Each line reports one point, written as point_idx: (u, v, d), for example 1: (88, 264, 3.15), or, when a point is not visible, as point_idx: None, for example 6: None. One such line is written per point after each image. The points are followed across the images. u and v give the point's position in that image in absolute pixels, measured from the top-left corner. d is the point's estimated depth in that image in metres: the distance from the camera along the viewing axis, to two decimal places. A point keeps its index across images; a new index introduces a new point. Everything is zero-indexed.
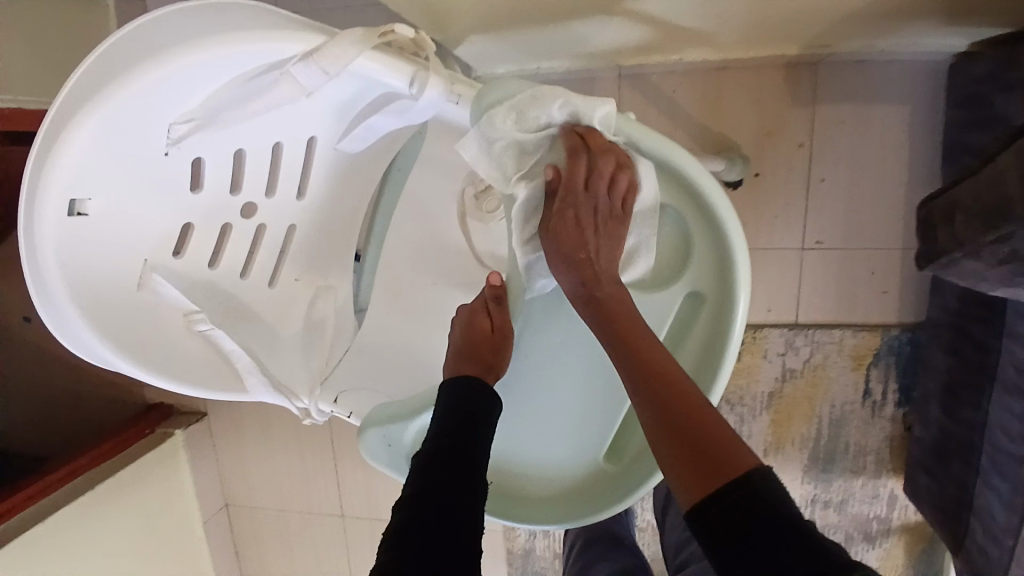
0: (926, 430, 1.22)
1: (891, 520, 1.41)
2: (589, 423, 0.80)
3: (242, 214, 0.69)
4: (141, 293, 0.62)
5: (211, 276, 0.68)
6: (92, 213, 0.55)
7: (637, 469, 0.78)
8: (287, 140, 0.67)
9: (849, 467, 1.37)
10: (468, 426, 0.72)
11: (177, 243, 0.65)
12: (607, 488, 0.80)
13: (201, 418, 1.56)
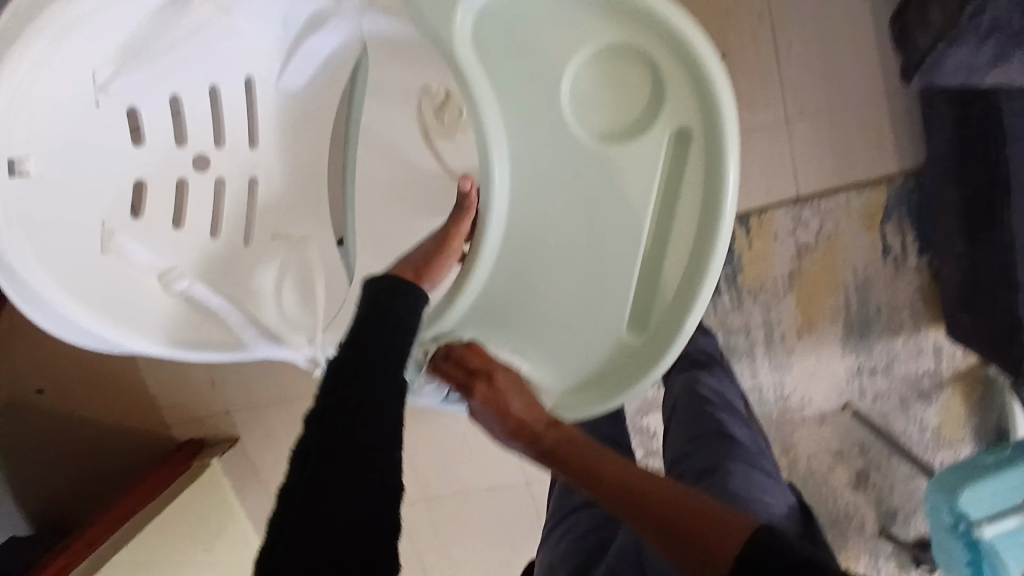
0: (954, 267, 1.17)
1: (941, 372, 1.37)
2: (602, 297, 0.75)
3: (195, 166, 0.78)
4: (106, 254, 0.72)
5: (180, 235, 0.78)
6: (32, 172, 0.64)
7: (666, 330, 0.74)
8: (221, 82, 0.78)
9: (886, 329, 1.34)
10: (368, 354, 0.71)
11: (133, 205, 0.75)
12: (640, 361, 0.76)
13: (234, 442, 1.53)
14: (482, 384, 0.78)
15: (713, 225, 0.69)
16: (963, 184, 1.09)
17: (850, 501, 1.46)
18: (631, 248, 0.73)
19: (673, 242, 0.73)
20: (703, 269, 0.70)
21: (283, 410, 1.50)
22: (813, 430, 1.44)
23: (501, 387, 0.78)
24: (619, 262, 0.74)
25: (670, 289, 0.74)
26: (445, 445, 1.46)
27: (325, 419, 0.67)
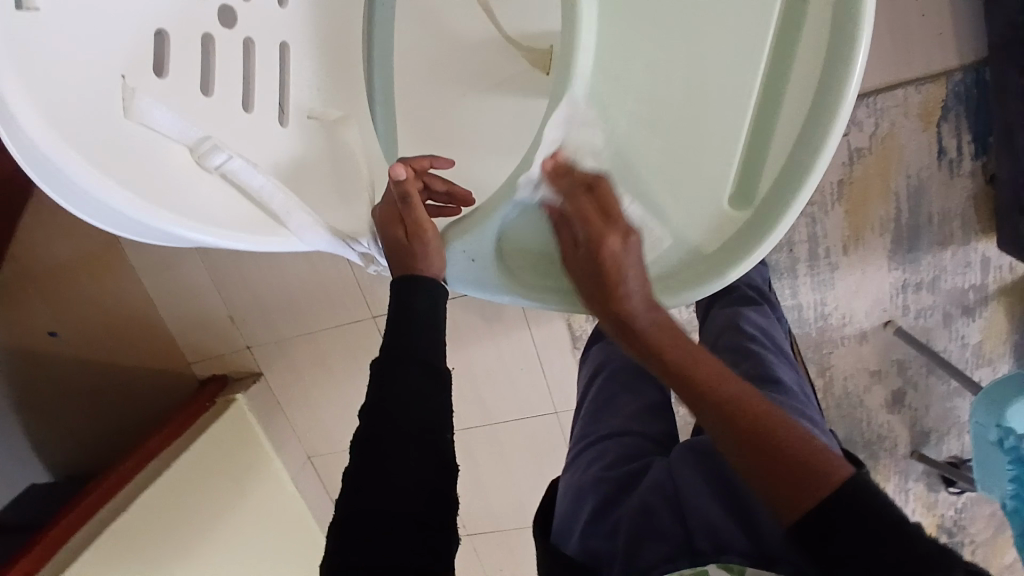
0: (1014, 166, 1.06)
1: (987, 287, 1.26)
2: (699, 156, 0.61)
3: (222, 21, 0.67)
4: (129, 122, 0.57)
5: (209, 101, 0.65)
6: (39, 10, 0.51)
7: (781, 193, 0.59)
8: None
9: (935, 239, 1.23)
10: (416, 325, 0.69)
11: (156, 61, 0.62)
12: (747, 236, 0.61)
13: (258, 377, 1.51)
14: (616, 236, 0.63)
15: (844, 51, 0.55)
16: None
17: (884, 420, 1.43)
18: (745, 86, 0.59)
19: (797, 79, 0.58)
20: (830, 112, 0.56)
21: (305, 340, 1.45)
22: (853, 348, 1.38)
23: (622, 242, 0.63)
24: (727, 106, 0.59)
25: (786, 143, 0.60)
26: (475, 372, 1.42)
27: (385, 397, 0.66)
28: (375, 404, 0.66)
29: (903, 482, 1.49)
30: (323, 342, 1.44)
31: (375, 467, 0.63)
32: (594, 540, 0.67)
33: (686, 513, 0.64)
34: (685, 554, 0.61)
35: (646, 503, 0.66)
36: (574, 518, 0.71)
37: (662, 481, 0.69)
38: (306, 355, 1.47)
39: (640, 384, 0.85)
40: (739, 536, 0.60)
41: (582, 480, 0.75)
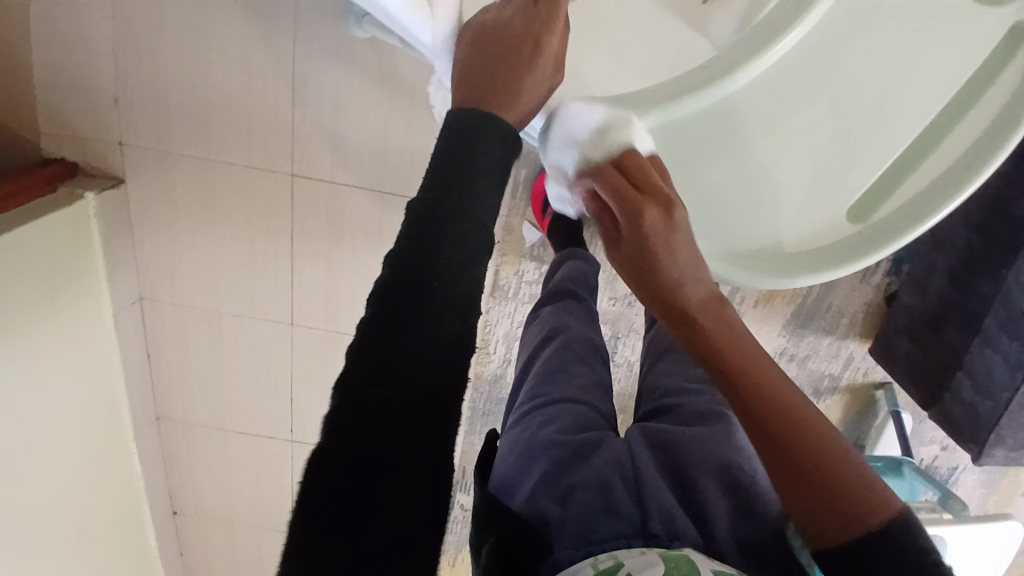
0: (918, 295, 1.23)
1: (840, 379, 1.44)
2: (837, 164, 0.68)
3: None
4: None
5: None
6: None
7: (889, 229, 0.69)
8: None
9: (823, 326, 1.37)
10: (450, 225, 0.55)
11: None
12: (868, 238, 0.70)
13: (120, 184, 1.24)
14: (656, 208, 0.65)
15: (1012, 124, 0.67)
16: (974, 229, 1.12)
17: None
18: (911, 126, 0.67)
19: (937, 152, 0.70)
20: (980, 165, 0.67)
21: (196, 166, 1.23)
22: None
23: (676, 220, 0.66)
24: (905, 121, 0.67)
25: (928, 174, 0.70)
26: (377, 276, 1.31)
27: (412, 277, 0.52)
28: (396, 281, 0.52)
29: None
30: (218, 177, 1.23)
31: (375, 375, 0.49)
32: (543, 500, 0.71)
33: (646, 501, 0.69)
34: (639, 536, 0.66)
35: (606, 482, 0.71)
36: (523, 472, 0.74)
37: (621, 460, 0.75)
38: (196, 183, 1.24)
39: (590, 361, 0.90)
40: (693, 535, 0.67)
41: (533, 436, 0.77)
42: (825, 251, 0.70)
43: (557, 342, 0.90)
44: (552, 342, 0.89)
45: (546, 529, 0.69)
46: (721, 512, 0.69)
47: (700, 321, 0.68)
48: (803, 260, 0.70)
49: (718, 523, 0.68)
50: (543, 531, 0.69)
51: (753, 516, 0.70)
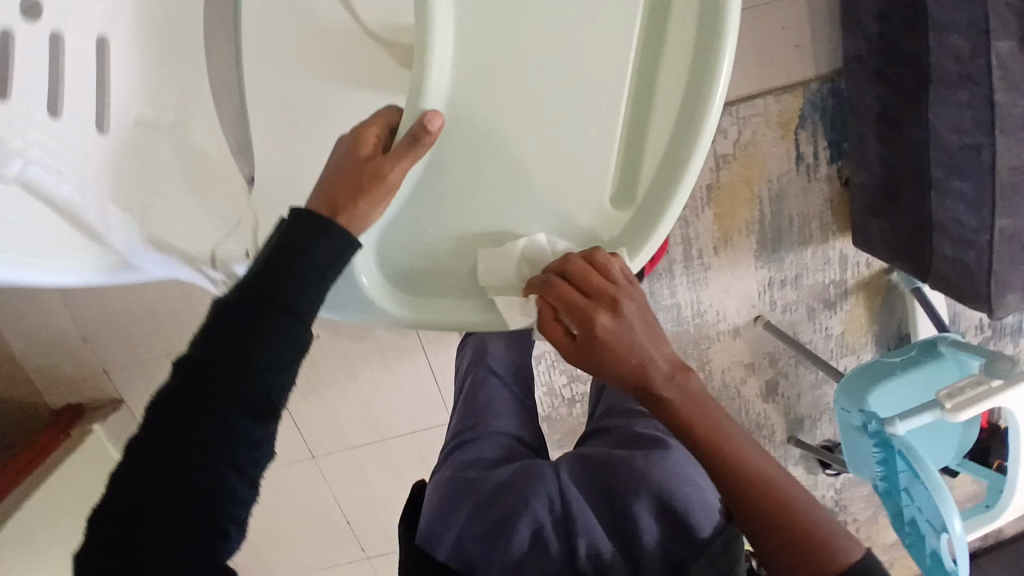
0: (866, 170, 1.14)
1: (845, 281, 1.34)
2: (585, 160, 0.72)
3: (36, 43, 0.66)
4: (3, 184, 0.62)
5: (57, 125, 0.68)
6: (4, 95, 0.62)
7: (662, 190, 0.70)
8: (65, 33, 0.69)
9: (796, 240, 1.30)
10: (260, 295, 0.60)
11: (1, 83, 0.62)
12: (641, 222, 0.72)
13: (120, 405, 1.35)
14: (605, 311, 0.72)
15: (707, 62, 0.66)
16: (879, 84, 1.04)
17: (760, 409, 1.45)
18: (616, 91, 0.69)
19: (662, 92, 0.70)
20: (707, 84, 0.66)
21: (168, 361, 1.33)
22: (727, 343, 1.39)
23: (629, 314, 0.73)
24: (602, 103, 0.70)
25: (672, 110, 0.70)
26: (359, 386, 1.34)
27: (217, 373, 0.57)
28: (187, 369, 0.58)
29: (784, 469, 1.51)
30: None
31: (196, 438, 0.56)
32: (470, 539, 0.90)
33: (571, 529, 0.87)
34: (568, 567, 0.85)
35: (536, 521, 0.88)
36: (450, 515, 0.93)
37: (552, 495, 0.91)
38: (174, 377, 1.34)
39: (510, 407, 1.16)
40: (612, 553, 0.85)
41: (449, 475, 1.01)
42: (622, 239, 0.74)
43: (484, 397, 1.13)
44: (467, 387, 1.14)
45: (470, 566, 0.88)
46: (648, 522, 0.85)
47: (660, 389, 0.76)
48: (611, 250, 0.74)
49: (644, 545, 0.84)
50: (472, 568, 0.88)
51: (680, 538, 0.83)
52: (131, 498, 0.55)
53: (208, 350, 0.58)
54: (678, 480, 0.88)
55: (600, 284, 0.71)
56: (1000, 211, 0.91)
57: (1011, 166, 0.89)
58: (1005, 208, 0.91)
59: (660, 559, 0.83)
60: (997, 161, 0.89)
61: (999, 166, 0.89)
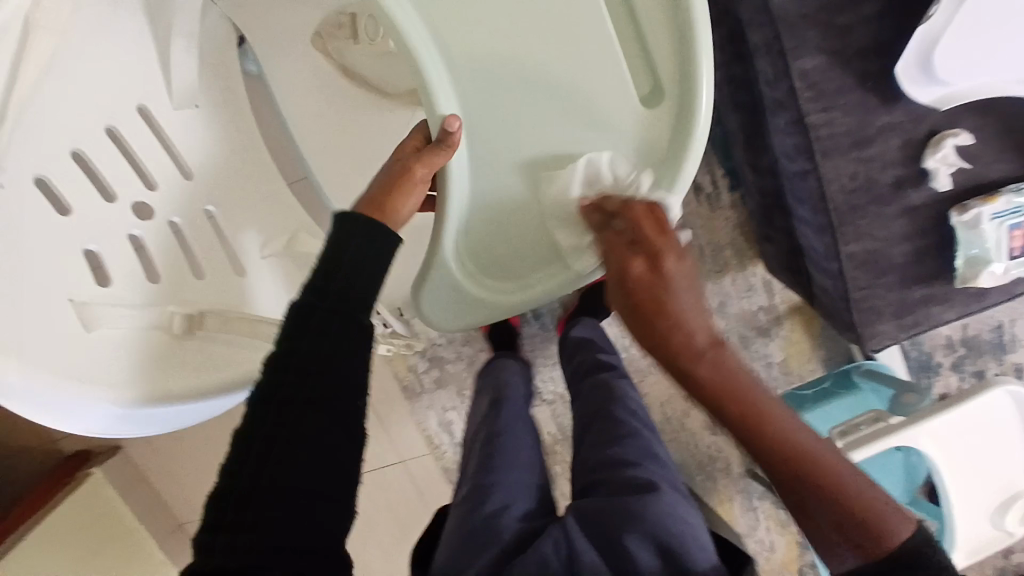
0: (751, 197, 1.11)
1: (775, 307, 1.30)
2: (605, 96, 0.59)
3: (131, 204, 0.55)
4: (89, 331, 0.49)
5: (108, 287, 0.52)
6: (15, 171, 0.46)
7: (678, 105, 0.57)
8: (121, 123, 0.55)
9: (712, 269, 1.27)
10: (324, 336, 0.52)
11: (56, 198, 0.49)
12: (673, 135, 0.58)
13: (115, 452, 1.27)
14: (646, 265, 0.55)
15: (691, 87, 0.55)
16: (736, 112, 1.02)
17: (709, 443, 1.40)
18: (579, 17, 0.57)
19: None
20: None
21: None
22: (662, 376, 1.37)
23: (670, 270, 0.55)
24: (578, 48, 0.58)
25: (650, 10, 0.56)
26: None
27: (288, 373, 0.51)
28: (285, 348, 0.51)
29: (748, 504, 1.43)
30: None
31: (270, 458, 0.49)
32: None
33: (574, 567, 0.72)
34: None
35: (545, 560, 0.73)
36: (465, 564, 0.74)
37: (557, 539, 0.75)
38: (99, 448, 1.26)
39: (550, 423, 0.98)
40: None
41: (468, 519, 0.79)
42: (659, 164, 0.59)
43: (507, 440, 0.88)
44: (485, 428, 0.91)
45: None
46: (645, 553, 0.72)
47: (715, 352, 0.57)
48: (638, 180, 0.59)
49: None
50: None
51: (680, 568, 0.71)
52: (257, 483, 0.48)
53: (277, 377, 0.51)
54: (672, 518, 0.75)
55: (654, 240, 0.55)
56: (842, 236, 0.87)
57: (844, 190, 0.85)
58: (849, 235, 0.87)
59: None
60: (825, 187, 0.85)
61: (830, 192, 0.85)
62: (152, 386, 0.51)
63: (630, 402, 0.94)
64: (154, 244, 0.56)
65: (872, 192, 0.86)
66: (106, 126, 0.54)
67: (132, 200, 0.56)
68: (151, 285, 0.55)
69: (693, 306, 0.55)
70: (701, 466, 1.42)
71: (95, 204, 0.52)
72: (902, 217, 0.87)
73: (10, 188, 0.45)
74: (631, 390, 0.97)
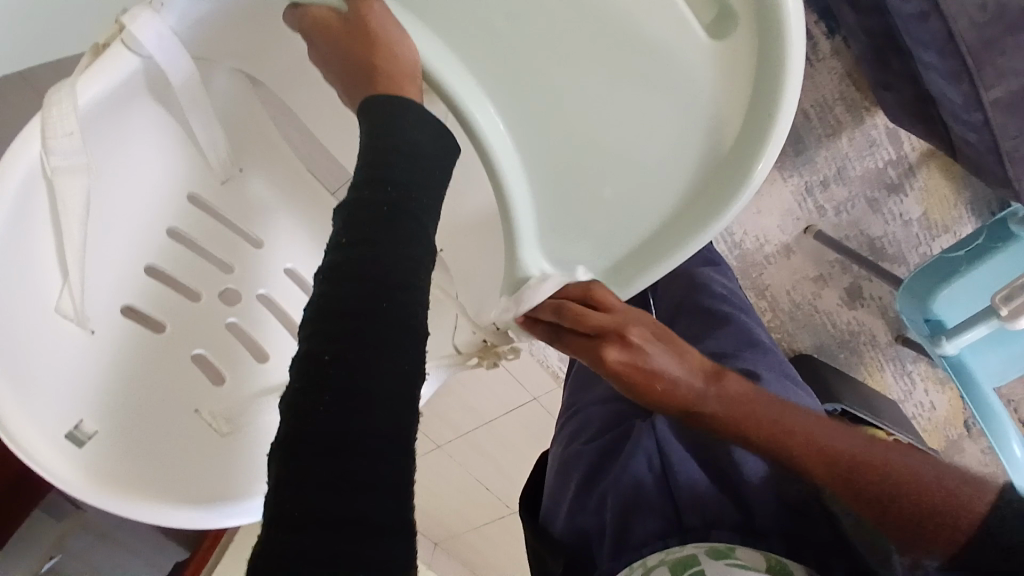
0: (853, 41, 0.88)
1: (905, 158, 0.99)
2: (654, 58, 0.43)
3: (227, 301, 0.58)
4: (225, 436, 0.53)
5: (226, 391, 0.56)
6: (97, 329, 0.49)
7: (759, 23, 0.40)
8: (177, 220, 0.55)
9: (821, 134, 0.98)
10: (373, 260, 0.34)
11: (148, 322, 0.53)
12: (756, 75, 0.41)
13: None
14: (614, 345, 0.49)
15: (769, 3, 0.39)
16: None
17: (849, 319, 1.09)
18: None
19: None
20: None
21: None
22: (782, 264, 1.08)
23: (642, 343, 0.49)
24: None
25: None
26: None
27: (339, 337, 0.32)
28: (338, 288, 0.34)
29: (901, 369, 1.12)
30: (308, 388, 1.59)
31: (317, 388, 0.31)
32: (582, 515, 0.64)
33: (671, 485, 0.60)
34: (674, 531, 0.57)
35: (638, 482, 0.62)
36: (561, 493, 0.68)
37: (648, 450, 0.63)
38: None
39: None
40: (726, 507, 0.57)
41: (566, 450, 0.72)
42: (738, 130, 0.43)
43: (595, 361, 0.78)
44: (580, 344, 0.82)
45: (591, 548, 0.63)
46: (748, 455, 0.58)
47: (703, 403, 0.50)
48: (725, 167, 0.44)
49: (748, 487, 0.57)
50: (590, 554, 0.63)
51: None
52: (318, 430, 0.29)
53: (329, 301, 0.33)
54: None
55: (608, 304, 0.50)
56: (983, 83, 0.70)
57: (975, 25, 0.67)
58: (990, 77, 0.70)
59: (775, 501, 0.55)
60: (952, 28, 0.67)
61: (959, 33, 0.68)
62: None
63: (717, 288, 0.76)
64: (252, 325, 0.59)
65: (1016, 16, 0.67)
66: (169, 230, 0.55)
67: (219, 289, 0.58)
68: (260, 366, 0.58)
69: (660, 354, 0.50)
70: (842, 343, 1.11)
71: (186, 309, 0.55)
72: None
73: (100, 333, 0.49)
74: (718, 275, 0.79)
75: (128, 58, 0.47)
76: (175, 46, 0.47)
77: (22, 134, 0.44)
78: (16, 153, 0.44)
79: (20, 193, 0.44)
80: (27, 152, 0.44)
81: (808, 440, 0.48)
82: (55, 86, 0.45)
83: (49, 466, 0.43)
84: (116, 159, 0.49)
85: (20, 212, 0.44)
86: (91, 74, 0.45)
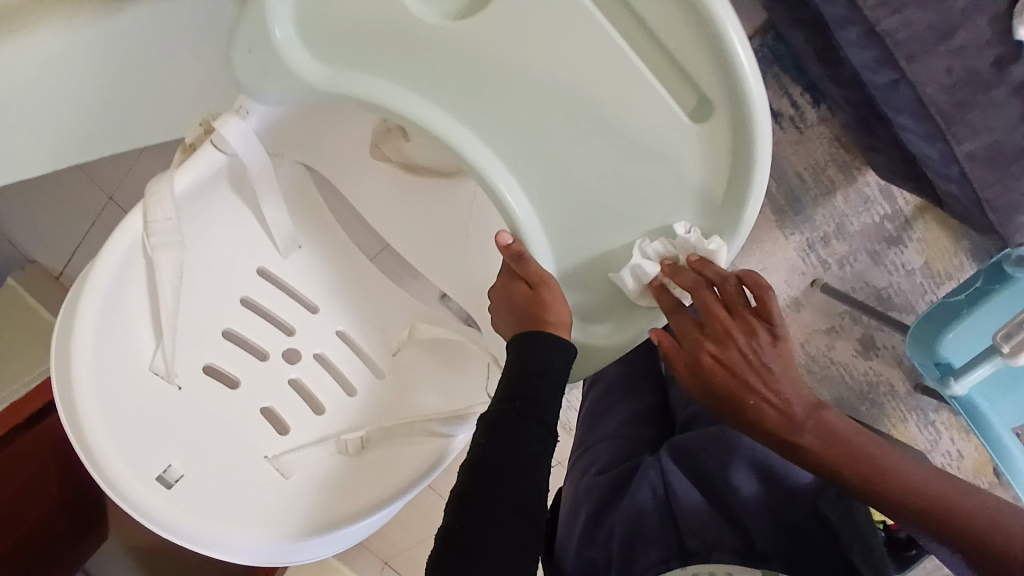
0: (839, 110, 0.97)
1: (899, 213, 1.06)
2: (644, 144, 0.50)
3: (289, 360, 0.66)
4: (290, 479, 0.59)
5: (291, 441, 0.63)
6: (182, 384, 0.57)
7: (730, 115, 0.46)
8: (248, 289, 0.65)
9: (817, 194, 1.06)
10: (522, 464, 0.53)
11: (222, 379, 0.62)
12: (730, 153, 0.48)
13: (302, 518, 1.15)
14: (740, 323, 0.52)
15: (740, 101, 0.44)
16: (801, 26, 0.86)
17: (866, 370, 1.12)
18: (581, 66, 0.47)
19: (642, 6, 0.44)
20: None
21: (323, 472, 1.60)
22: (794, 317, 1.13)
23: (774, 335, 0.53)
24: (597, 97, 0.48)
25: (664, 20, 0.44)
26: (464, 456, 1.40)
27: (467, 551, 0.50)
28: (479, 470, 0.52)
29: (925, 420, 1.14)
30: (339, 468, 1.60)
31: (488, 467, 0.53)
32: (590, 548, 0.66)
33: (673, 510, 0.64)
34: (677, 556, 0.61)
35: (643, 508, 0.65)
36: (571, 527, 0.70)
37: (652, 480, 0.67)
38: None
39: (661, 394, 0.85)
40: (728, 531, 0.61)
41: (574, 488, 0.75)
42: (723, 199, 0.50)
43: (613, 405, 0.82)
44: (591, 387, 0.86)
45: None
46: (742, 474, 0.63)
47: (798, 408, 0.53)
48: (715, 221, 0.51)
49: (744, 505, 0.61)
50: None
51: (785, 497, 0.61)
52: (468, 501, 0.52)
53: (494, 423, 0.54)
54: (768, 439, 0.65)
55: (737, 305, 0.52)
56: (957, 138, 0.75)
57: (944, 89, 0.73)
58: (963, 133, 0.75)
59: (768, 518, 0.60)
60: (921, 91, 0.73)
61: (927, 96, 0.73)
62: (356, 483, 0.59)
63: None
64: (311, 382, 0.66)
65: (979, 78, 0.73)
66: (242, 298, 0.64)
67: (283, 349, 0.66)
68: (318, 417, 0.65)
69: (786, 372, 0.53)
70: (862, 395, 1.14)
71: (253, 366, 0.63)
72: (1014, 98, 0.74)
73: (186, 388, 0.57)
74: None
75: (213, 153, 0.56)
76: (255, 143, 0.57)
77: (126, 218, 0.53)
78: (122, 234, 0.53)
79: (122, 265, 0.53)
80: (131, 234, 0.53)
81: (888, 473, 0.52)
82: (155, 179, 0.54)
83: (146, 509, 0.49)
84: (200, 236, 0.59)
85: (120, 279, 0.53)
86: (184, 170, 0.55)
